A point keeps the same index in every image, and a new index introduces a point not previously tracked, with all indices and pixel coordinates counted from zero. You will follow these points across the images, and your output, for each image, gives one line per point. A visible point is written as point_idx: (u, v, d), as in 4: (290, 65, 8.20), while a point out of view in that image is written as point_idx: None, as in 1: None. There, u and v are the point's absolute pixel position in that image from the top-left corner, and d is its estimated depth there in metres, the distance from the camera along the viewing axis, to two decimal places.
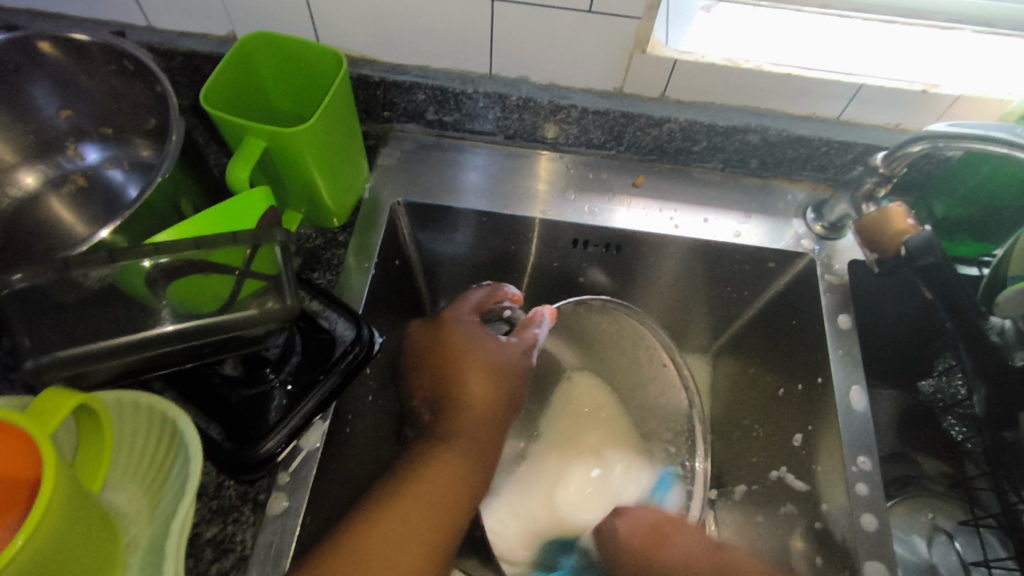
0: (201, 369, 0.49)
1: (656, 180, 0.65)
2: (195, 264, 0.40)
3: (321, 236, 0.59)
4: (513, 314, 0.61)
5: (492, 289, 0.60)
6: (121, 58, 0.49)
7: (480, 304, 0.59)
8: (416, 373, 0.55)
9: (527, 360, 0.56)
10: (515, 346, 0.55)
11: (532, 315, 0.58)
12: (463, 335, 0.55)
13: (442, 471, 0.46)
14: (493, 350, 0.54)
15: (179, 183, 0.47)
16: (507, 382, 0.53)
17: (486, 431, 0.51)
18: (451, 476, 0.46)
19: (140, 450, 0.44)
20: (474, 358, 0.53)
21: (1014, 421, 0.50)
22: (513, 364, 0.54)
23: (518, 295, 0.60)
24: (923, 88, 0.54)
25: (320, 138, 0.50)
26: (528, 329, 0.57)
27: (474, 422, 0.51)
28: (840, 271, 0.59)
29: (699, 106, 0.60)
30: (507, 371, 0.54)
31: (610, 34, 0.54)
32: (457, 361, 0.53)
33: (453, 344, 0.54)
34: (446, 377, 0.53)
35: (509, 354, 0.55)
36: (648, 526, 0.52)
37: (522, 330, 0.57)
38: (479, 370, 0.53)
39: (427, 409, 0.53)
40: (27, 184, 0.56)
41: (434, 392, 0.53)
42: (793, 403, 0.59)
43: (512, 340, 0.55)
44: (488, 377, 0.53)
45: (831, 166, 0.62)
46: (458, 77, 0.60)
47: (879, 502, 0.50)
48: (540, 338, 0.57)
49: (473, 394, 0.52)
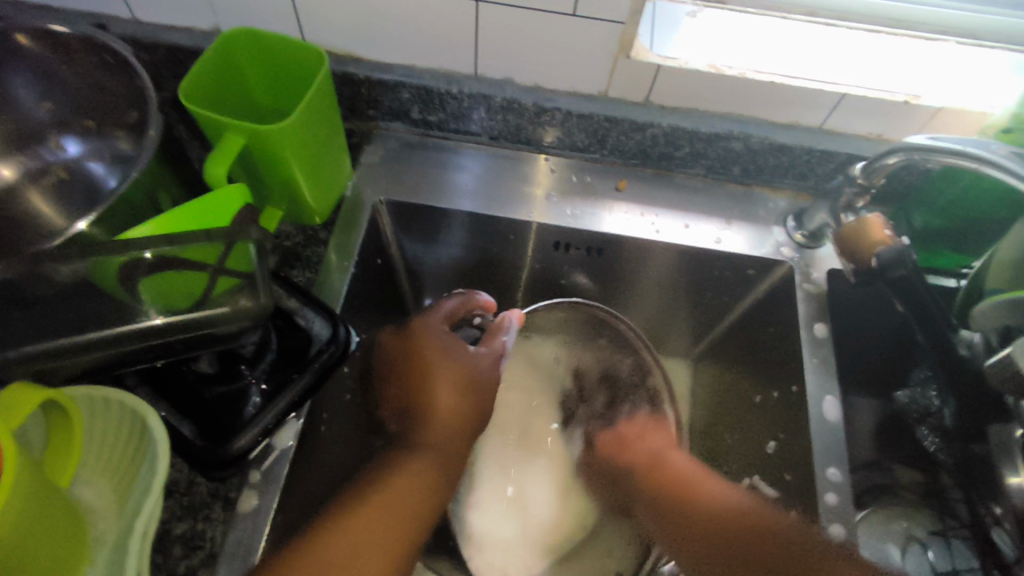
0: (175, 367, 0.48)
1: (639, 185, 0.65)
2: (163, 260, 0.39)
3: (301, 233, 0.59)
4: (483, 322, 0.61)
5: (466, 297, 0.58)
6: (99, 50, 0.49)
7: (452, 312, 0.57)
8: (387, 383, 0.54)
9: (496, 370, 0.55)
10: (487, 355, 0.55)
11: (500, 321, 0.57)
12: (434, 347, 0.53)
13: (411, 478, 0.47)
14: (462, 362, 0.53)
15: (156, 177, 0.47)
16: (476, 396, 0.52)
17: (455, 442, 0.51)
18: (419, 486, 0.47)
19: (110, 448, 0.43)
20: (445, 369, 0.52)
21: (981, 434, 0.50)
22: (485, 379, 0.53)
23: (489, 303, 0.60)
24: (906, 99, 0.54)
25: (300, 134, 0.50)
26: (497, 337, 0.56)
27: (443, 435, 0.50)
28: (817, 279, 0.60)
29: (683, 111, 0.60)
30: (478, 384, 0.53)
31: (593, 38, 0.54)
32: (427, 372, 0.52)
33: (423, 356, 0.53)
34: (417, 389, 0.52)
35: (478, 365, 0.53)
36: (618, 438, 0.57)
37: (491, 338, 0.56)
38: (450, 382, 0.52)
39: (396, 420, 0.53)
40: (5, 175, 0.56)
41: (404, 405, 0.52)
42: (768, 409, 0.60)
43: (482, 350, 0.55)
44: (458, 389, 0.52)
45: (812, 174, 0.62)
46: (444, 77, 0.60)
47: (848, 511, 0.51)
48: (508, 345, 0.57)
49: (443, 405, 0.51)
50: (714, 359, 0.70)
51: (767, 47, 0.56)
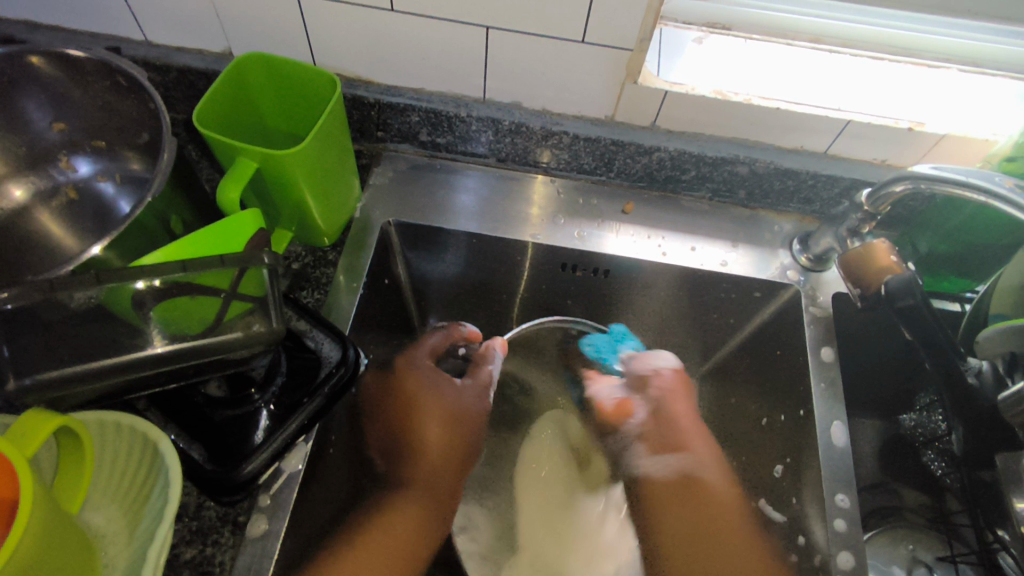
0: (185, 389, 0.49)
1: (646, 208, 0.65)
2: (181, 286, 0.40)
3: (311, 254, 0.59)
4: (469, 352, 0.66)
5: (449, 331, 0.65)
6: (114, 74, 0.50)
7: (435, 348, 0.64)
8: (369, 424, 0.55)
9: (483, 399, 0.63)
10: (471, 387, 0.63)
11: (486, 350, 0.65)
12: (421, 383, 0.61)
13: (404, 517, 0.53)
14: (449, 398, 0.61)
15: (170, 200, 0.47)
16: (462, 427, 0.61)
17: (442, 475, 0.58)
18: (412, 520, 0.53)
19: (122, 472, 0.43)
20: (431, 405, 0.60)
21: (989, 462, 0.53)
22: (468, 409, 0.62)
23: (473, 333, 0.66)
24: (909, 126, 0.55)
25: (314, 159, 0.50)
26: (482, 368, 0.64)
27: (428, 471, 0.57)
28: (824, 303, 0.61)
29: (689, 135, 0.61)
30: (462, 417, 0.61)
31: (602, 64, 0.54)
32: (416, 410, 0.59)
33: (409, 393, 0.59)
34: (405, 427, 0.57)
35: (463, 398, 0.62)
36: (664, 391, 0.64)
37: (476, 370, 0.64)
38: (436, 418, 0.59)
39: (382, 459, 0.55)
40: (17, 197, 0.56)
41: (393, 444, 0.56)
42: (776, 432, 0.60)
43: (469, 382, 0.63)
44: (444, 425, 0.60)
45: (817, 199, 0.63)
46: (452, 100, 0.61)
47: (856, 537, 0.52)
48: (495, 373, 0.65)
49: (431, 440, 0.58)
50: None
51: (772, 73, 0.57)
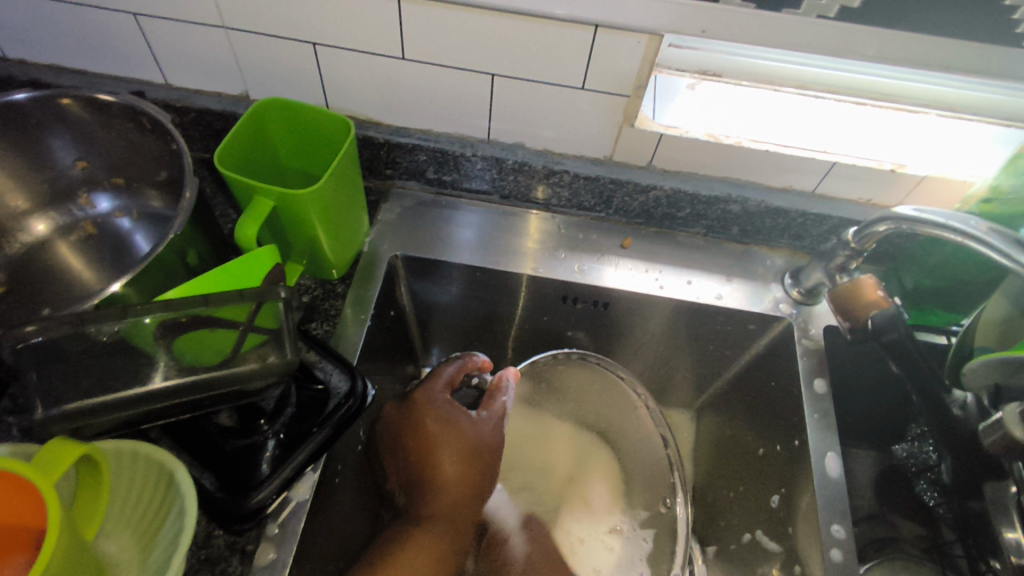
0: (197, 420, 0.50)
1: (644, 242, 0.68)
2: (200, 319, 0.42)
3: (320, 287, 0.62)
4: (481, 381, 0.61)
5: (463, 361, 0.60)
6: (139, 116, 0.52)
7: (452, 378, 0.58)
8: (390, 458, 0.55)
9: (500, 433, 0.57)
10: (488, 421, 0.56)
11: (498, 381, 0.59)
12: (438, 420, 0.55)
13: (419, 554, 0.49)
14: (465, 431, 0.54)
15: (190, 236, 0.49)
16: (479, 464, 0.54)
17: (464, 510, 0.53)
18: (427, 557, 0.49)
19: (136, 501, 0.44)
20: (449, 440, 0.53)
21: (977, 492, 0.51)
22: (488, 442, 0.55)
23: (488, 363, 0.61)
24: (892, 167, 0.58)
25: (327, 199, 0.53)
26: (497, 399, 0.58)
27: (451, 503, 0.52)
28: (816, 335, 0.62)
29: (683, 175, 0.64)
30: (483, 450, 0.55)
31: (601, 108, 0.57)
32: (429, 444, 0.53)
33: (426, 426, 0.54)
34: (421, 463, 0.53)
35: (480, 432, 0.55)
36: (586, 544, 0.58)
37: (491, 402, 0.57)
38: (453, 452, 0.53)
39: (403, 491, 0.54)
40: (39, 231, 0.59)
41: (412, 477, 0.53)
42: (771, 462, 0.61)
43: (484, 415, 0.56)
44: (462, 459, 0.53)
45: (807, 235, 0.65)
46: (458, 141, 0.64)
47: (853, 568, 0.52)
48: (508, 406, 0.58)
49: (447, 475, 0.53)
50: (716, 410, 0.71)
51: (761, 117, 0.61)
